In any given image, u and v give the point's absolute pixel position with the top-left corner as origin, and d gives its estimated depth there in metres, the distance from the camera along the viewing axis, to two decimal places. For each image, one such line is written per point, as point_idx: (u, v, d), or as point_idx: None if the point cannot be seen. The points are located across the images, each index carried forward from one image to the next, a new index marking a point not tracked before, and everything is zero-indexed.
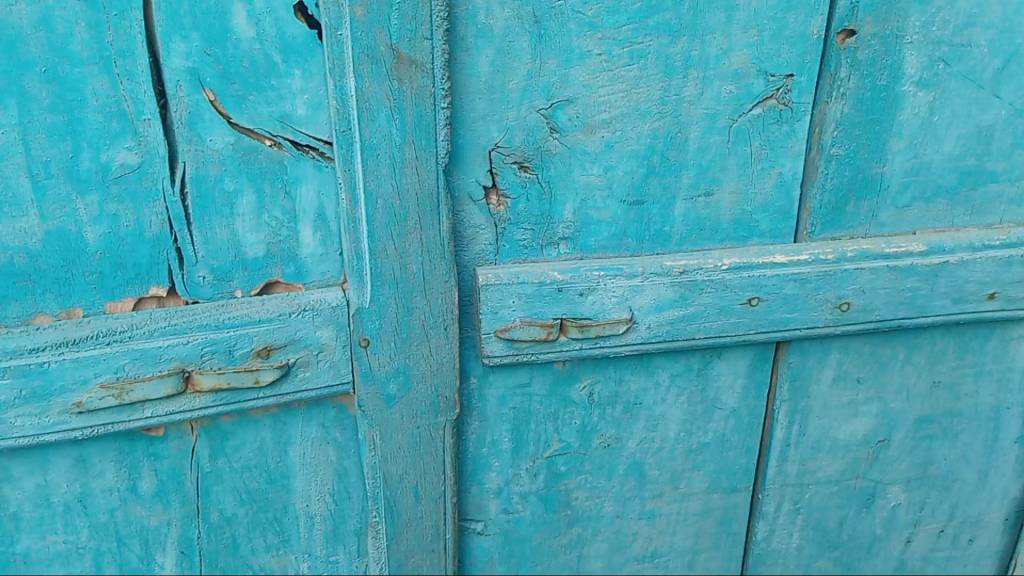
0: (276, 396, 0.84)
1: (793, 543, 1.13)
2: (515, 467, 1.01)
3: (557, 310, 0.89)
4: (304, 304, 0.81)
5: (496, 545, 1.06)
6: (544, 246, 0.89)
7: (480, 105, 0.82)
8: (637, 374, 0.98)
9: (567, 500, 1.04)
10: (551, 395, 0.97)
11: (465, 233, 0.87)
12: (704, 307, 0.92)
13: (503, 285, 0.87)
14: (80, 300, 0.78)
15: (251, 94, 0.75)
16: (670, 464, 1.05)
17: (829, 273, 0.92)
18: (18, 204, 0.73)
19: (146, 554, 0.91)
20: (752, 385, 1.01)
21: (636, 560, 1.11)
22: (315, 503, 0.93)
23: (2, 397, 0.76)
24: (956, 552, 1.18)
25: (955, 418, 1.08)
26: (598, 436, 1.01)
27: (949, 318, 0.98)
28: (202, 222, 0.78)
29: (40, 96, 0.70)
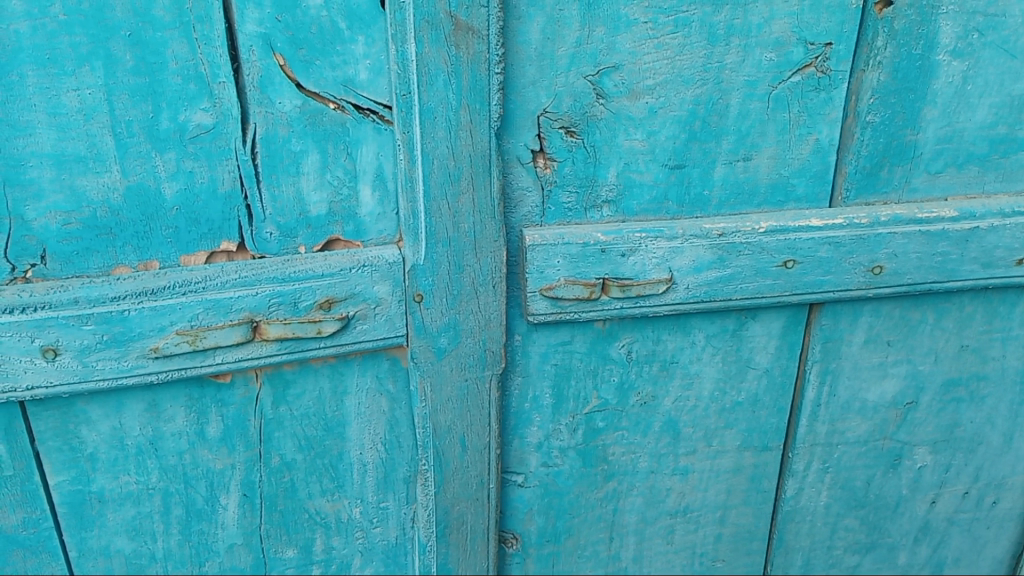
0: (335, 347, 0.88)
1: (821, 500, 1.17)
2: (555, 422, 1.05)
3: (600, 270, 0.93)
4: (363, 260, 0.86)
5: (536, 497, 1.10)
6: (588, 209, 0.93)
7: (531, 71, 0.86)
8: (675, 334, 1.02)
9: (605, 455, 1.09)
10: (592, 353, 1.01)
11: (513, 196, 0.91)
12: (741, 269, 0.95)
13: (550, 245, 0.91)
14: (157, 252, 0.83)
15: (317, 59, 0.80)
16: (704, 422, 1.09)
17: (862, 237, 0.96)
18: (102, 160, 0.79)
19: (211, 496, 0.96)
20: (785, 346, 1.05)
21: (669, 515, 1.16)
22: (368, 452, 0.98)
23: (85, 342, 0.82)
24: (980, 514, 1.22)
25: (981, 382, 1.11)
26: (635, 393, 1.05)
27: (979, 283, 1.01)
28: (270, 180, 0.83)
29: (124, 59, 0.75)
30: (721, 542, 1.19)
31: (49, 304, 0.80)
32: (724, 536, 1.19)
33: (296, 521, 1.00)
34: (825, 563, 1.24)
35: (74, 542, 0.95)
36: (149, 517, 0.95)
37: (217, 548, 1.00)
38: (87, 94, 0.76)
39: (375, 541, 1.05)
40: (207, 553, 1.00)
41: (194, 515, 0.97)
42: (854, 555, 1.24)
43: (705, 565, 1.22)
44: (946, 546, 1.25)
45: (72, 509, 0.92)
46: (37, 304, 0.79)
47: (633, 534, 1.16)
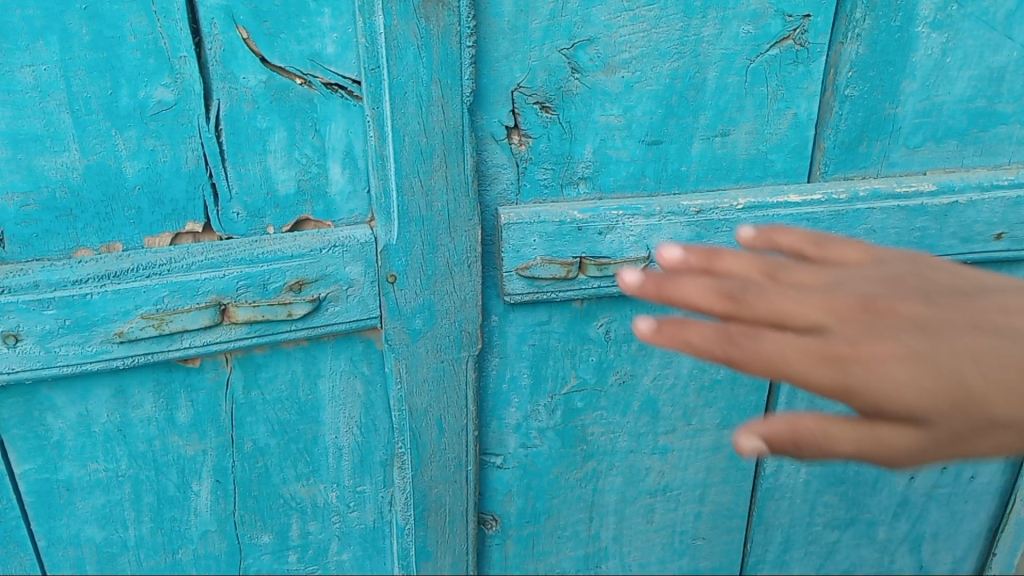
0: (307, 329, 0.86)
1: (801, 477, 1.17)
2: (534, 402, 1.04)
3: (577, 249, 0.91)
4: (333, 240, 0.83)
5: (514, 478, 1.09)
6: (564, 186, 0.92)
7: (504, 45, 0.83)
8: (653, 312, 1.01)
9: (583, 435, 1.08)
10: (570, 332, 1.00)
11: (488, 173, 0.89)
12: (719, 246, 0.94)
13: (526, 224, 0.89)
14: (120, 234, 0.81)
15: (282, 32, 0.77)
16: (683, 400, 1.08)
17: (841, 213, 0.95)
18: (60, 139, 0.76)
19: (183, 482, 0.93)
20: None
21: (649, 495, 1.15)
22: (344, 435, 0.96)
23: (47, 326, 0.79)
24: (958, 489, 1.22)
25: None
26: (614, 373, 1.04)
27: (957, 258, 1.00)
28: (236, 158, 0.80)
29: (80, 33, 0.73)
30: (701, 520, 1.19)
31: (7, 289, 0.77)
32: (704, 514, 1.19)
33: (272, 506, 0.98)
34: (805, 539, 1.24)
35: (43, 531, 0.92)
36: (119, 504, 0.93)
37: (190, 535, 0.97)
38: (42, 70, 0.73)
39: (353, 525, 1.03)
40: (180, 540, 0.98)
41: (166, 502, 0.94)
42: (833, 531, 1.24)
43: (685, 544, 1.22)
44: (923, 520, 1.25)
45: (40, 498, 0.90)
46: None
47: (613, 514, 1.16)
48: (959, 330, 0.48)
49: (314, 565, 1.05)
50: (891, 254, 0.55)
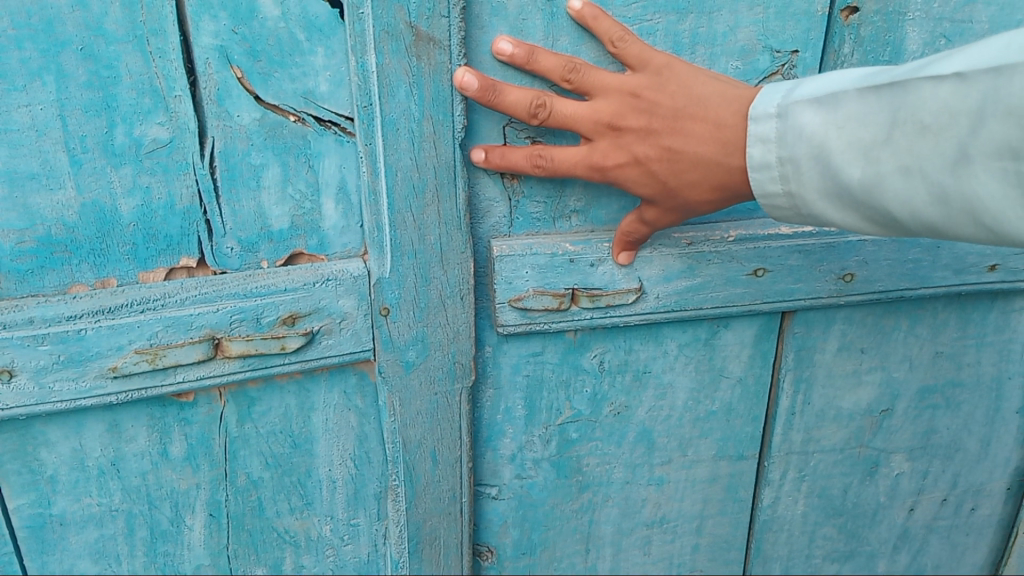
0: (300, 362, 0.86)
1: (798, 509, 1.17)
2: (528, 433, 1.04)
3: (569, 280, 0.91)
4: (326, 273, 0.83)
5: (510, 509, 1.09)
6: (556, 219, 0.92)
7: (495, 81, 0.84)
8: (646, 343, 1.01)
9: (579, 466, 1.07)
10: (563, 364, 1.00)
11: (479, 207, 0.89)
12: (711, 277, 0.95)
13: (517, 257, 0.89)
14: (114, 270, 0.82)
15: (275, 71, 0.78)
16: (679, 432, 1.08)
17: (833, 245, 0.95)
18: (56, 176, 0.77)
19: (176, 517, 0.92)
20: (758, 355, 1.05)
21: (646, 526, 1.15)
22: (337, 468, 0.95)
23: (42, 362, 0.80)
24: (958, 521, 1.22)
25: (958, 389, 1.11)
26: (608, 404, 1.04)
27: (952, 288, 1.01)
28: (229, 195, 0.81)
29: (76, 74, 0.74)
30: (698, 552, 1.19)
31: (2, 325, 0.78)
32: (701, 547, 1.18)
33: (265, 540, 0.97)
34: (804, 570, 1.24)
35: (36, 565, 0.91)
36: (112, 539, 0.92)
37: (184, 569, 0.96)
38: (39, 110, 0.74)
39: (347, 559, 1.02)
40: (173, 574, 0.97)
41: (159, 537, 0.93)
42: (832, 564, 1.24)
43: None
44: (924, 553, 1.25)
45: (33, 532, 0.89)
46: None
47: (609, 546, 1.15)
48: (664, 143, 0.79)
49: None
50: (642, 81, 0.79)
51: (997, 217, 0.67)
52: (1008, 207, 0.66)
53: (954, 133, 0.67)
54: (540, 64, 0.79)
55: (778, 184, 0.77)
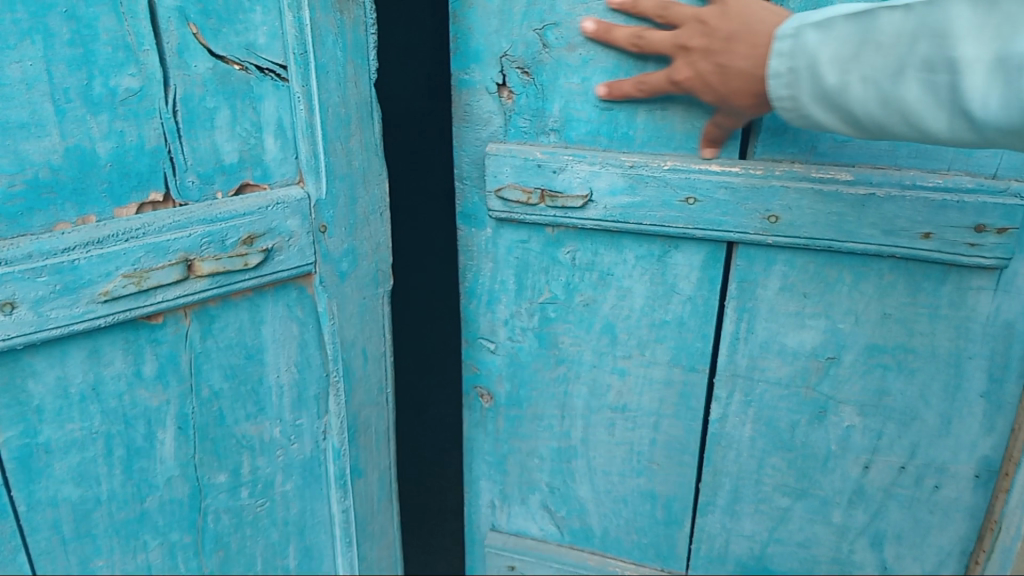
0: (258, 277, 1.02)
1: (746, 431, 1.19)
2: (517, 305, 1.21)
3: (537, 181, 1.08)
4: (275, 198, 1.00)
5: (504, 365, 1.27)
6: (539, 134, 1.08)
7: (494, 22, 1.04)
8: (609, 250, 1.12)
9: (556, 342, 1.22)
10: (543, 253, 1.15)
11: (479, 117, 1.10)
12: (649, 198, 1.05)
13: (499, 157, 1.09)
14: (93, 208, 0.91)
15: (224, 27, 0.93)
16: (635, 332, 1.17)
17: (757, 186, 1.00)
18: (43, 125, 0.86)
19: (149, 432, 1.04)
20: (704, 282, 1.10)
21: (610, 410, 1.25)
22: (283, 374, 1.12)
23: (40, 293, 0.88)
24: (918, 496, 1.15)
25: (909, 356, 1.05)
26: (578, 294, 1.17)
27: (884, 249, 0.98)
28: (190, 135, 0.95)
29: (61, 33, 0.84)
30: (655, 448, 1.26)
31: (4, 261, 0.85)
32: (659, 442, 1.25)
33: (225, 447, 1.12)
34: (755, 495, 1.24)
35: (22, 496, 0.98)
36: (92, 461, 1.01)
37: (156, 482, 1.07)
38: (29, 65, 0.83)
39: (294, 457, 1.19)
40: (148, 489, 1.07)
41: (134, 454, 1.04)
42: (783, 498, 1.23)
43: (641, 466, 1.28)
44: (883, 517, 1.19)
45: (20, 463, 0.96)
46: None
47: (581, 418, 1.27)
48: (721, 62, 0.89)
49: (262, 500, 1.18)
50: (713, 13, 0.89)
51: (919, 117, 0.77)
52: (929, 112, 0.77)
53: (904, 49, 0.77)
54: (640, 10, 0.95)
55: (785, 90, 0.84)
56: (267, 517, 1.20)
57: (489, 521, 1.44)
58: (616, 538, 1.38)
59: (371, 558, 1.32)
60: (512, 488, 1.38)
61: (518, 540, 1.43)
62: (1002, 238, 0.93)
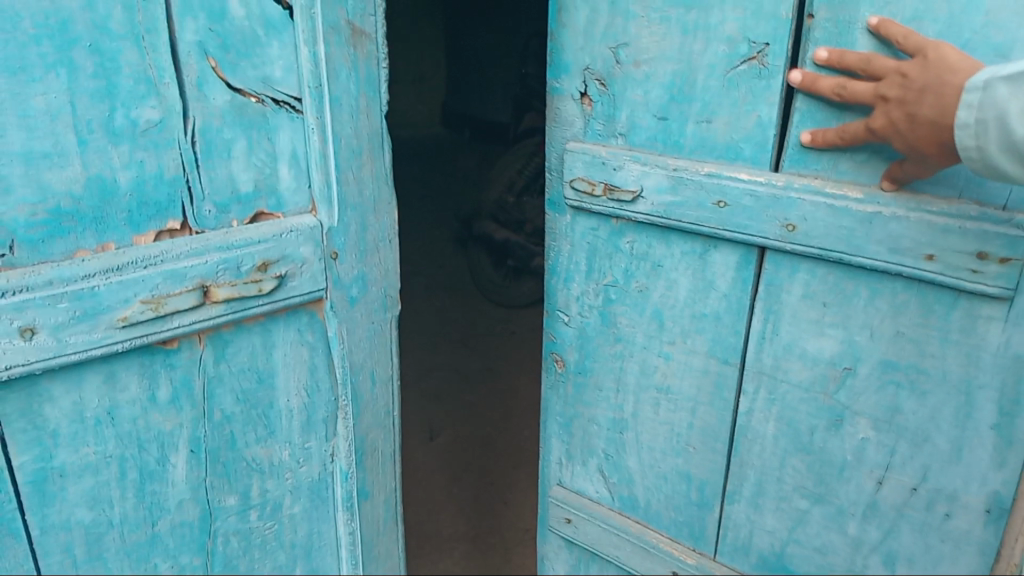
0: (271, 303, 1.04)
1: (768, 428, 1.11)
2: (586, 284, 1.25)
3: (600, 176, 1.13)
4: (289, 226, 1.03)
5: (575, 337, 1.30)
6: (610, 137, 1.12)
7: (579, 40, 1.12)
8: (660, 244, 1.12)
9: (615, 321, 1.23)
10: (608, 240, 1.18)
11: (564, 119, 1.17)
12: (687, 198, 1.05)
13: (574, 153, 1.15)
14: (112, 235, 0.93)
15: (242, 61, 0.97)
16: (679, 321, 1.15)
17: (777, 197, 0.97)
18: (65, 155, 0.88)
19: (162, 456, 1.05)
20: (738, 282, 1.07)
21: (655, 390, 1.22)
22: (294, 398, 1.14)
23: (60, 318, 0.89)
24: (929, 523, 1.01)
25: (920, 377, 0.95)
26: (634, 279, 1.18)
27: (891, 268, 0.92)
28: (207, 164, 0.98)
29: (85, 66, 0.86)
30: (692, 432, 1.20)
31: (25, 287, 0.87)
32: (696, 427, 1.20)
33: (236, 469, 1.13)
34: (777, 492, 1.14)
35: (36, 520, 0.99)
36: (106, 485, 1.02)
37: (167, 506, 1.08)
38: (53, 97, 0.85)
39: (302, 479, 1.20)
40: (159, 512, 1.08)
41: (148, 477, 1.05)
42: (802, 500, 1.12)
43: (680, 446, 1.23)
44: (895, 538, 1.05)
45: (35, 487, 0.97)
46: (15, 288, 0.86)
47: (633, 394, 1.26)
48: (914, 113, 0.81)
49: (272, 522, 1.19)
50: (915, 66, 0.81)
51: None
52: None
53: None
54: (845, 62, 0.87)
55: (974, 140, 0.78)
56: (276, 539, 1.21)
57: (557, 476, 1.44)
58: (657, 511, 1.31)
59: None
60: (576, 449, 1.38)
61: (576, 498, 1.42)
62: (1005, 268, 0.84)
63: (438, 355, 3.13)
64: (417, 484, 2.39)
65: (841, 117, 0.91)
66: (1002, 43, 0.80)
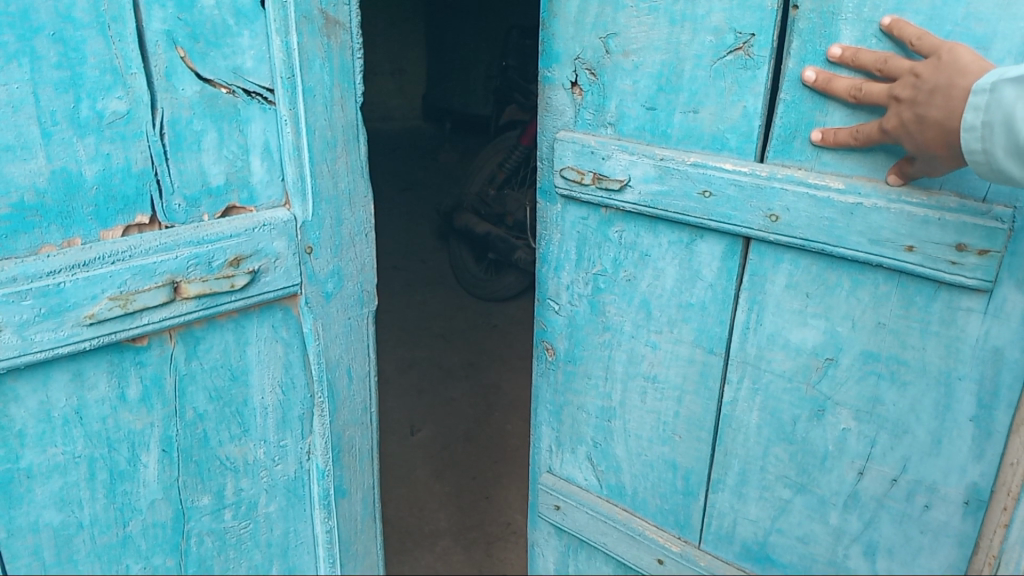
0: (244, 298, 1.02)
1: (753, 418, 1.10)
2: (576, 273, 1.23)
3: (588, 165, 1.12)
4: (262, 220, 1.01)
5: (565, 325, 1.29)
6: (599, 126, 1.11)
7: (570, 29, 1.11)
8: (648, 233, 1.12)
9: (604, 309, 1.22)
10: (597, 229, 1.17)
11: (556, 109, 1.16)
12: (673, 188, 1.04)
13: (563, 143, 1.14)
14: (79, 230, 0.91)
15: (211, 51, 0.94)
16: (665, 310, 1.14)
17: (761, 187, 0.96)
18: (29, 148, 0.85)
19: (133, 456, 1.03)
20: (724, 272, 1.06)
21: (642, 378, 1.21)
22: (269, 396, 1.12)
23: (24, 316, 0.87)
24: (909, 514, 1.00)
25: (901, 368, 0.94)
26: (622, 269, 1.17)
27: (871, 259, 0.91)
28: (177, 157, 0.96)
29: (48, 56, 0.84)
30: (678, 420, 1.19)
31: None
32: (682, 415, 1.18)
33: (209, 468, 1.11)
34: (761, 481, 1.13)
35: (2, 522, 0.96)
36: (75, 486, 1.00)
37: (139, 506, 1.06)
38: (15, 88, 0.83)
39: (278, 478, 1.18)
40: (131, 513, 1.06)
41: (118, 478, 1.03)
42: (785, 489, 1.11)
43: (666, 434, 1.22)
44: (877, 528, 1.04)
45: (1, 489, 0.95)
46: None
47: (621, 381, 1.24)
48: (923, 115, 0.79)
49: (247, 521, 1.17)
50: (928, 66, 0.79)
51: None
52: None
53: None
54: (860, 61, 0.85)
55: (979, 143, 0.76)
56: (251, 539, 1.19)
57: (547, 463, 1.42)
58: (644, 499, 1.29)
59: None
60: (565, 437, 1.37)
61: (564, 485, 1.40)
62: (984, 260, 0.84)
63: (417, 349, 3.11)
64: (398, 480, 2.37)
65: (824, 108, 0.91)
66: (983, 35, 0.79)
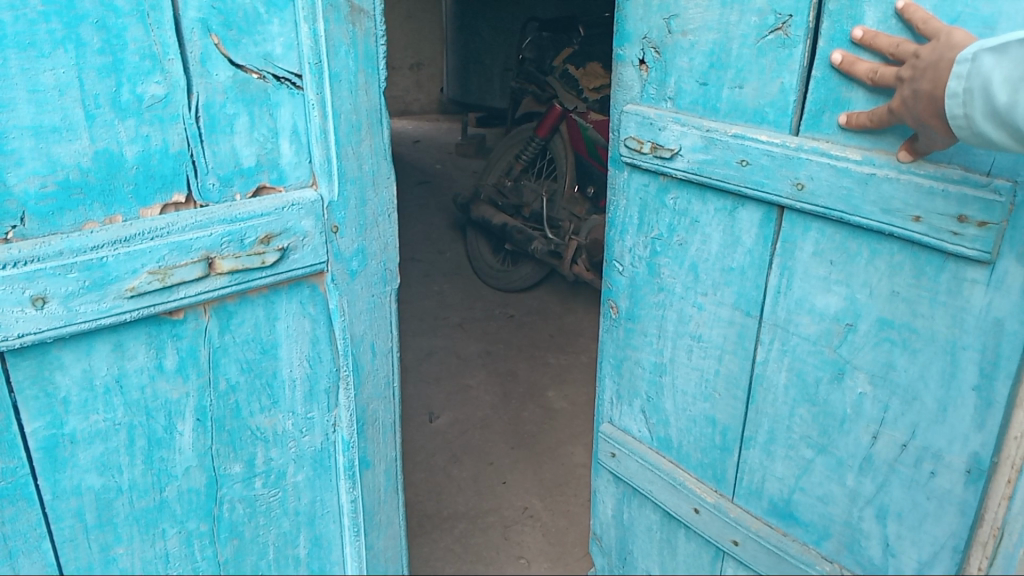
0: (274, 275, 1.08)
1: (781, 377, 1.17)
2: (637, 237, 1.34)
3: (648, 135, 1.23)
4: (291, 200, 1.07)
5: (626, 284, 1.40)
6: (661, 100, 1.22)
7: (639, 11, 1.22)
8: (697, 201, 1.21)
9: (659, 271, 1.32)
10: (656, 196, 1.28)
11: (625, 84, 1.27)
12: (717, 156, 1.13)
13: (629, 114, 1.26)
14: (120, 208, 0.96)
15: (244, 38, 0.99)
16: (711, 273, 1.23)
17: (790, 156, 1.03)
18: (74, 129, 0.90)
19: (169, 424, 1.08)
20: (761, 238, 1.14)
21: (690, 337, 1.31)
22: (297, 369, 1.17)
23: (70, 288, 0.92)
24: (917, 480, 1.03)
25: (912, 335, 0.98)
26: (676, 233, 1.27)
27: (883, 228, 0.96)
28: (211, 139, 1.01)
29: (92, 42, 0.89)
30: (718, 378, 1.28)
31: (35, 258, 0.89)
32: (721, 373, 1.27)
33: (241, 437, 1.16)
34: (787, 439, 1.20)
35: (48, 485, 1.02)
36: (115, 452, 1.05)
37: (175, 473, 1.12)
38: (62, 72, 0.88)
39: (305, 449, 1.23)
40: (167, 479, 1.11)
41: (155, 445, 1.08)
42: (808, 449, 1.17)
43: (708, 391, 1.31)
44: (888, 492, 1.08)
45: (46, 453, 1.00)
46: (25, 259, 0.88)
47: (671, 339, 1.34)
48: (917, 89, 0.84)
49: (276, 489, 1.22)
50: (928, 47, 0.83)
51: None
52: None
53: None
54: (876, 45, 0.90)
55: (960, 108, 0.79)
56: (279, 507, 1.24)
57: (608, 415, 1.54)
58: (688, 452, 1.39)
59: (377, 549, 1.36)
60: (624, 389, 1.48)
61: (621, 434, 1.52)
62: (983, 231, 0.87)
63: (435, 338, 3.16)
64: (418, 466, 2.42)
65: (849, 84, 0.96)
66: (989, 15, 0.82)
